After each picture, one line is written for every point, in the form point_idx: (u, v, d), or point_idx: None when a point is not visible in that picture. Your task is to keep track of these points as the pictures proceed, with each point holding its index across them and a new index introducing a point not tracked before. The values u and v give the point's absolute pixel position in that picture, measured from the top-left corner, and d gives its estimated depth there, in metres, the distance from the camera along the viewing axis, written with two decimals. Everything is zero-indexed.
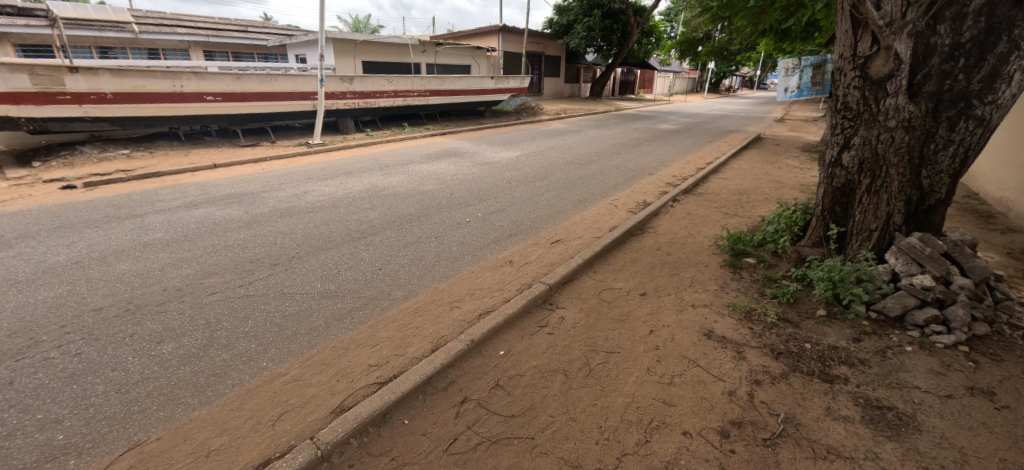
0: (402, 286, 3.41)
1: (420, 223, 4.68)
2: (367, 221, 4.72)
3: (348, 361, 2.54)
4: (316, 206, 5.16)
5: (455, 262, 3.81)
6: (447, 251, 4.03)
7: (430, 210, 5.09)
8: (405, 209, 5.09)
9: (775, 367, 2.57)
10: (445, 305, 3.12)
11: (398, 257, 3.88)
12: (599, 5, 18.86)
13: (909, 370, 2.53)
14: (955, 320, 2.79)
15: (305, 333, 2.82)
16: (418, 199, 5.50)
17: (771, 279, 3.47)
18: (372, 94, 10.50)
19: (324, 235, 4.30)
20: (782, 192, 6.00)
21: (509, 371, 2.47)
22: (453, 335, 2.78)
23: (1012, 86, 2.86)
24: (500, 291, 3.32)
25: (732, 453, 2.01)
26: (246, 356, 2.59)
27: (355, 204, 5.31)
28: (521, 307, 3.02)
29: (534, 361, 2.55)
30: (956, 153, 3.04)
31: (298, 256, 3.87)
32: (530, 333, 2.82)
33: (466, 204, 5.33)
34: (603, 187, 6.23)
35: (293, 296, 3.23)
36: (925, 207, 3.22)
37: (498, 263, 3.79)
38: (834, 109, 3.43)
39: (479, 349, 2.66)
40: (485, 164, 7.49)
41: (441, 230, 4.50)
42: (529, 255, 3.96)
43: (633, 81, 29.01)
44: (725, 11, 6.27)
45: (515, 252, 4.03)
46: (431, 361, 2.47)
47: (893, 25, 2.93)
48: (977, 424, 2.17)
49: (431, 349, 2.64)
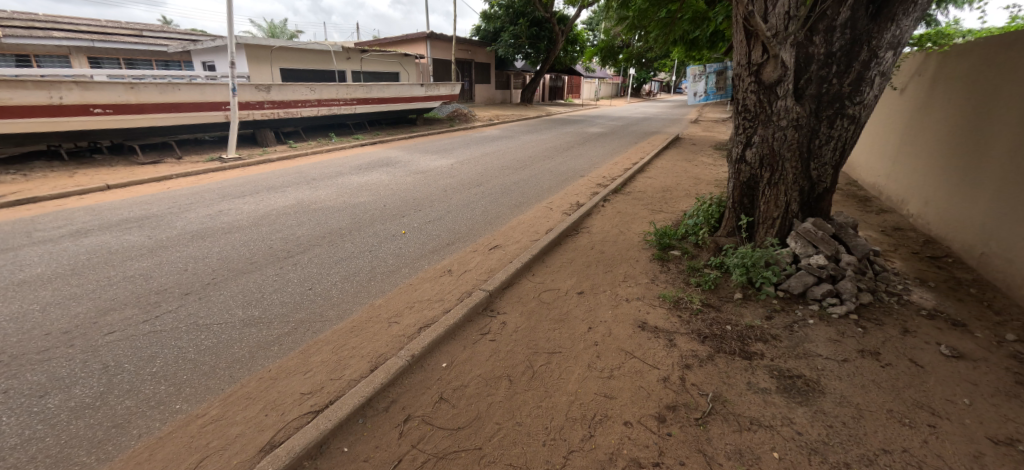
0: (335, 305, 3.31)
1: (352, 237, 4.55)
2: (294, 238, 4.53)
3: (277, 392, 2.44)
4: (233, 226, 4.86)
5: (391, 276, 3.76)
6: (383, 264, 3.97)
7: (363, 223, 4.96)
8: (336, 224, 4.93)
9: (702, 350, 2.80)
10: (384, 322, 3.07)
11: (330, 275, 3.76)
12: (524, 13, 19.26)
13: (812, 340, 2.87)
14: (846, 292, 3.18)
15: (225, 367, 2.66)
16: (350, 213, 5.34)
17: (694, 269, 3.77)
18: (292, 103, 9.97)
19: (244, 257, 4.07)
20: (700, 187, 6.50)
21: (452, 383, 2.49)
22: (393, 352, 2.76)
23: (874, 89, 3.33)
24: (440, 302, 3.32)
25: (669, 436, 2.17)
26: (154, 401, 2.41)
27: (279, 221, 5.05)
28: (461, 317, 3.04)
29: (476, 370, 2.59)
30: (836, 147, 3.48)
31: (215, 282, 3.64)
32: (473, 342, 2.86)
33: (401, 214, 5.26)
34: (537, 191, 6.39)
35: (210, 328, 3.02)
36: (815, 195, 3.65)
37: (437, 274, 3.79)
38: (735, 111, 3.79)
39: (421, 363, 2.66)
40: (419, 173, 7.40)
41: (375, 243, 4.42)
42: (467, 263, 3.99)
43: (561, 86, 29.99)
44: (641, 22, 6.65)
45: (454, 261, 4.05)
46: (371, 380, 2.44)
47: (778, 36, 3.27)
48: (868, 382, 2.52)
49: (371, 368, 2.61)
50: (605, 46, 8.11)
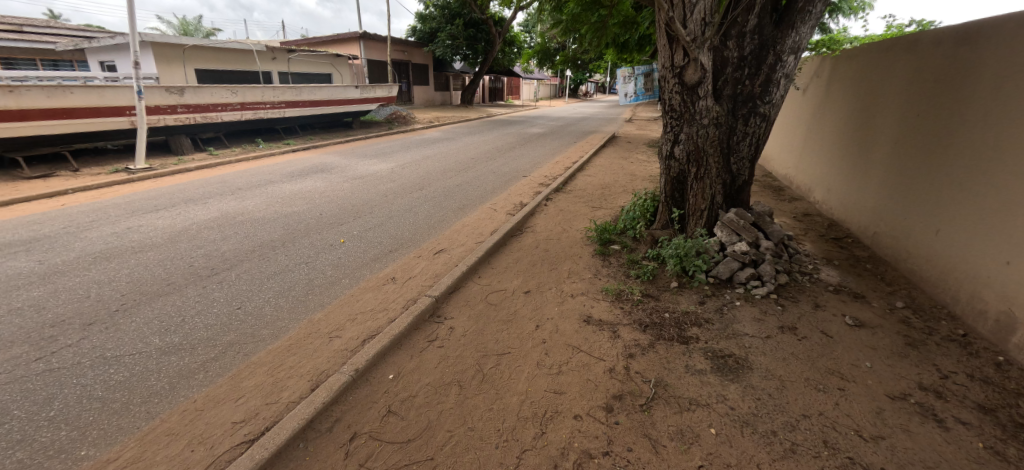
0: (269, 324, 3.15)
1: (285, 249, 4.34)
2: (218, 254, 4.25)
3: (205, 424, 2.29)
4: (145, 245, 4.48)
5: (330, 288, 3.63)
6: (321, 276, 3.83)
7: (297, 234, 4.75)
8: (267, 236, 4.69)
9: (644, 338, 2.95)
10: (325, 337, 2.97)
11: (261, 292, 3.57)
12: (461, 14, 19.28)
13: (739, 321, 3.11)
14: (766, 275, 3.48)
15: (139, 402, 2.45)
16: (283, 223, 5.09)
17: (633, 262, 3.95)
18: (211, 106, 9.28)
19: (160, 279, 3.77)
20: (637, 183, 6.80)
21: (400, 395, 2.46)
22: (334, 368, 2.67)
23: (780, 90, 3.68)
24: (384, 311, 3.25)
25: (617, 424, 2.27)
26: (55, 448, 2.17)
27: (200, 236, 4.72)
28: (407, 325, 3.00)
29: (425, 378, 2.57)
30: (751, 143, 3.80)
31: (125, 308, 3.34)
32: (420, 350, 2.83)
33: (339, 222, 5.09)
34: (481, 193, 6.41)
35: (119, 361, 2.77)
36: (736, 187, 3.95)
37: (380, 282, 3.71)
38: (662, 111, 4.01)
39: (366, 377, 2.60)
40: (356, 179, 7.19)
41: (312, 254, 4.25)
42: (411, 269, 3.94)
43: (500, 88, 30.21)
44: (574, 25, 6.89)
45: (397, 268, 3.98)
46: (312, 401, 2.36)
47: (697, 41, 3.50)
48: (788, 355, 2.77)
49: (311, 387, 2.52)
50: (541, 48, 8.43)
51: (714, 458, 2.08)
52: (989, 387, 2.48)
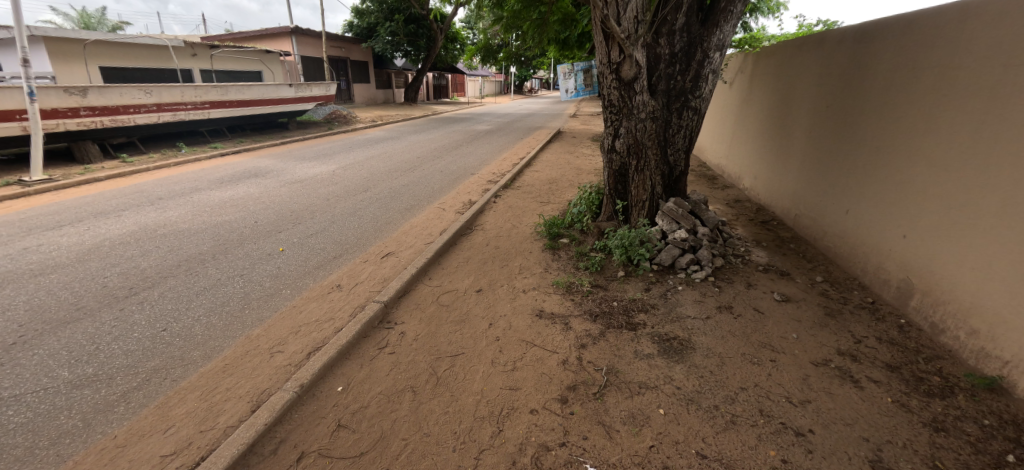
0: (199, 346, 2.95)
1: (217, 261, 4.10)
2: (136, 271, 3.93)
3: (130, 460, 2.12)
4: (48, 265, 4.05)
5: (269, 301, 3.46)
6: (258, 289, 3.64)
7: (230, 244, 4.48)
8: (196, 249, 4.39)
9: (594, 328, 3.05)
10: (265, 354, 2.83)
11: (190, 311, 3.33)
12: (400, 9, 18.82)
13: (682, 304, 3.28)
14: (704, 259, 3.68)
15: (47, 445, 2.22)
16: (213, 233, 4.77)
17: (582, 254, 4.06)
18: (120, 109, 8.45)
19: (68, 303, 3.42)
20: (582, 177, 6.97)
21: (351, 407, 2.40)
22: (277, 385, 2.56)
23: (709, 84, 3.92)
24: (330, 321, 3.15)
25: (572, 414, 2.34)
26: None
27: (116, 252, 4.33)
28: (356, 333, 2.93)
29: (377, 387, 2.52)
30: (685, 135, 4.02)
31: (24, 340, 2.99)
32: (371, 358, 2.77)
33: (277, 230, 4.85)
34: (428, 192, 6.32)
35: (20, 399, 2.49)
36: (674, 178, 4.15)
37: (325, 291, 3.59)
38: (602, 106, 4.11)
39: (313, 392, 2.51)
40: (295, 182, 6.88)
41: (247, 265, 4.03)
42: (359, 275, 3.84)
43: (445, 85, 29.86)
44: (515, 21, 6.92)
45: (343, 274, 3.86)
46: (253, 422, 2.25)
47: (631, 38, 3.64)
48: (727, 333, 2.96)
49: (251, 408, 2.41)
50: (484, 45, 8.45)
51: (663, 437, 2.19)
52: (895, 347, 2.78)
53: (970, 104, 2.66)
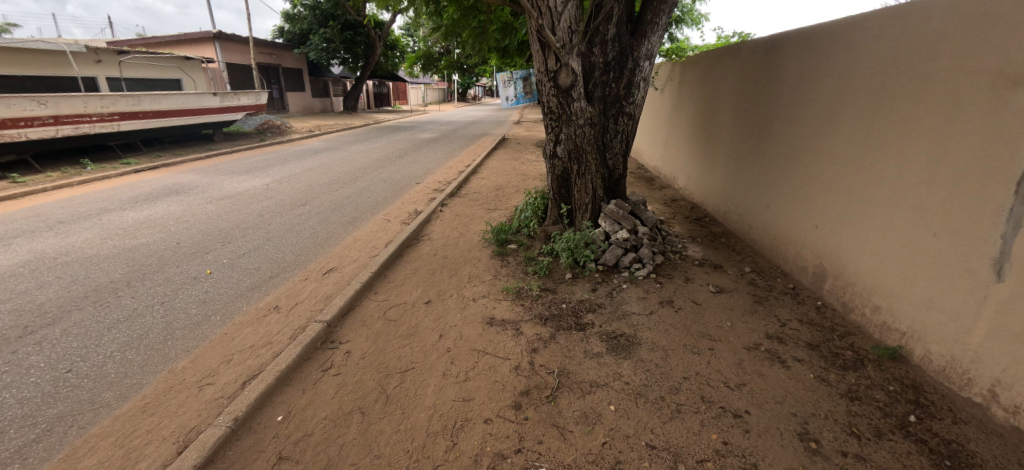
0: (114, 384, 2.68)
1: (133, 289, 3.74)
2: (35, 306, 3.48)
3: None
4: None
5: (195, 330, 3.21)
6: (184, 316, 3.38)
7: (150, 269, 4.13)
8: (109, 275, 4.00)
9: (545, 331, 3.10)
10: (193, 388, 2.62)
11: (102, 345, 3.03)
12: (335, 16, 18.25)
13: (627, 301, 3.41)
14: (645, 257, 3.85)
15: None
16: (126, 258, 4.36)
17: (530, 258, 4.12)
18: (9, 124, 7.41)
19: None
20: (528, 183, 7.07)
21: (293, 436, 2.29)
22: (209, 420, 2.39)
23: (641, 91, 4.15)
24: (267, 346, 2.99)
25: (526, 420, 2.37)
26: None
27: (8, 284, 3.84)
28: (297, 357, 2.80)
29: (322, 412, 2.42)
30: (622, 140, 4.22)
31: None
32: (314, 381, 2.66)
33: (204, 251, 4.54)
34: (372, 204, 6.16)
35: None
36: (614, 180, 4.32)
37: (262, 313, 3.40)
38: (542, 113, 4.19)
39: (251, 424, 2.37)
40: (223, 199, 6.46)
41: (170, 291, 3.73)
42: (298, 294, 3.67)
43: (386, 93, 29.28)
44: (455, 29, 6.94)
45: (281, 295, 3.68)
46: (178, 466, 2.07)
47: (567, 47, 3.74)
48: (669, 326, 3.10)
49: (177, 450, 2.20)
50: (425, 54, 8.39)
51: (615, 432, 2.27)
52: (814, 327, 3.04)
53: (862, 106, 2.97)
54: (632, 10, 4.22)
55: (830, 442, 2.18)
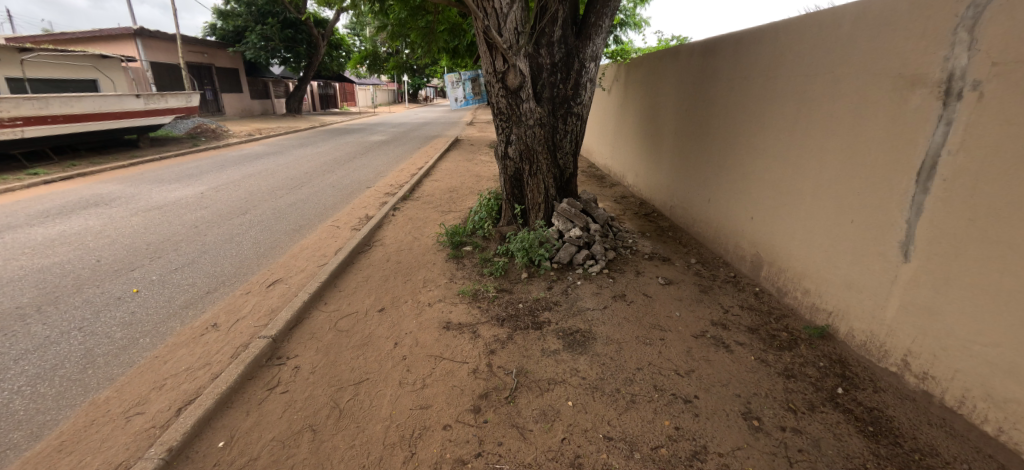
0: (27, 421, 2.44)
1: (47, 314, 3.42)
2: None
3: None
4: None
5: (118, 356, 2.97)
6: (108, 341, 3.13)
7: (67, 290, 3.79)
8: (18, 299, 3.64)
9: (502, 332, 3.12)
10: (118, 421, 2.42)
11: (9, 379, 2.75)
12: (274, 13, 17.45)
13: (582, 298, 3.49)
14: (598, 253, 3.95)
15: None
16: (35, 280, 3.97)
17: (486, 260, 4.12)
18: None
19: None
20: (482, 184, 7.06)
21: (238, 461, 2.18)
22: (142, 452, 2.23)
23: (588, 92, 4.26)
24: (205, 368, 2.82)
25: (485, 423, 2.37)
26: None
27: None
28: (239, 377, 2.66)
29: (269, 433, 2.32)
30: (572, 140, 4.31)
31: None
32: (259, 401, 2.54)
33: (130, 268, 4.22)
34: (319, 210, 5.95)
35: None
36: (566, 179, 4.41)
37: (199, 332, 3.21)
38: (492, 114, 4.20)
39: (190, 452, 2.23)
40: (151, 210, 6.03)
41: (90, 313, 3.44)
42: (239, 310, 3.48)
43: (332, 94, 28.34)
44: (402, 30, 6.86)
45: (220, 311, 3.48)
46: None
47: (514, 49, 3.77)
48: (623, 319, 3.20)
49: None
50: (370, 53, 8.22)
51: (573, 428, 2.31)
52: (754, 312, 3.23)
53: (788, 105, 3.18)
54: (577, 12, 4.32)
55: (770, 418, 2.32)
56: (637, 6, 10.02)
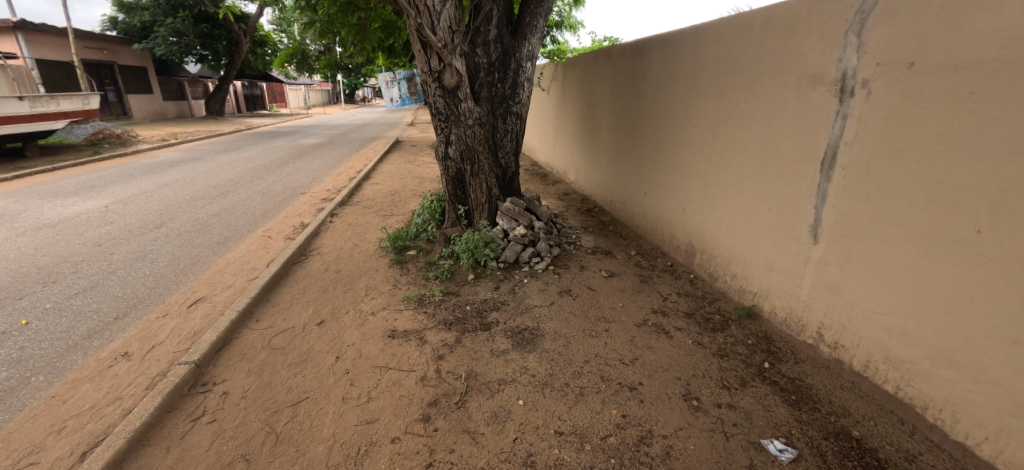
0: None
1: None
2: None
3: None
4: None
5: (4, 400, 2.62)
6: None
7: None
8: None
9: (450, 337, 3.07)
10: None
11: None
12: (186, 7, 16.23)
13: (529, 295, 3.52)
14: (543, 251, 4.00)
15: None
16: None
17: (431, 263, 4.05)
18: None
19: None
20: (424, 186, 6.94)
21: None
22: None
23: (526, 91, 4.29)
24: (115, 404, 2.56)
25: (436, 431, 2.33)
26: None
27: None
28: (157, 411, 2.44)
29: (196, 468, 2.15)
30: (512, 139, 4.33)
31: None
32: (183, 435, 2.34)
33: (18, 296, 3.75)
34: (248, 220, 5.60)
35: None
36: (508, 179, 4.42)
37: (107, 364, 2.91)
38: (430, 114, 4.12)
39: None
40: (44, 228, 5.39)
41: None
42: (154, 336, 3.19)
43: (259, 95, 26.72)
44: (331, 27, 6.64)
45: (132, 339, 3.17)
46: None
47: (449, 48, 3.71)
48: (570, 314, 3.26)
49: None
50: (297, 51, 7.87)
51: (525, 427, 2.32)
52: (691, 298, 3.40)
53: (710, 103, 3.37)
54: (512, 12, 4.33)
55: (708, 398, 2.45)
56: (572, 7, 10.25)
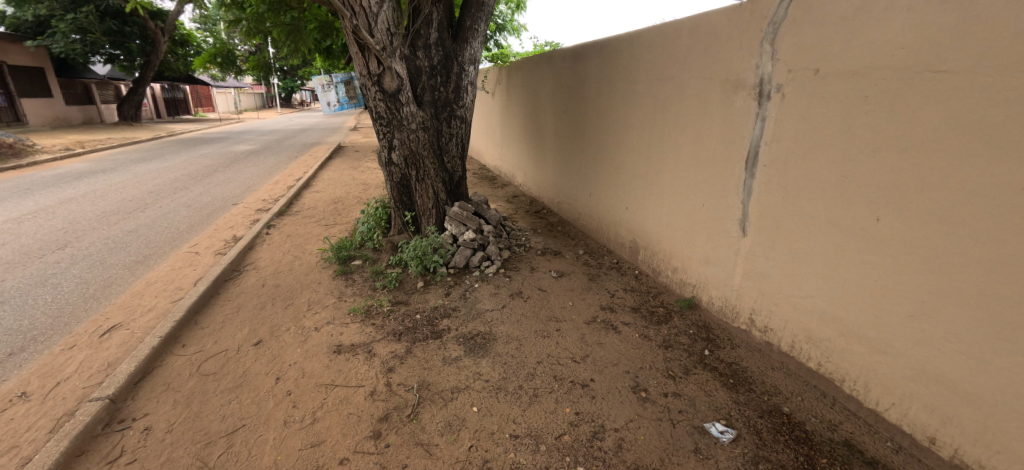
0: None
1: None
2: None
3: None
4: None
5: None
6: None
7: None
8: None
9: (400, 347, 3.00)
10: None
11: None
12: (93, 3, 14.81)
13: (480, 300, 3.50)
14: (492, 254, 4.00)
15: None
16: None
17: (378, 273, 3.93)
18: None
19: None
20: (369, 192, 6.74)
21: None
22: None
23: (469, 95, 4.28)
24: (12, 453, 2.28)
25: (388, 447, 2.26)
26: None
27: None
28: (64, 457, 2.20)
29: None
30: (457, 143, 4.30)
31: None
32: None
33: None
34: (173, 235, 5.19)
35: None
36: (455, 183, 4.38)
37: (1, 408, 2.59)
38: (371, 119, 4.00)
39: None
40: None
41: None
42: (60, 371, 2.88)
43: (183, 99, 24.90)
44: (260, 27, 6.30)
45: (32, 377, 2.84)
46: None
47: (388, 50, 3.62)
48: (521, 316, 3.28)
49: None
50: (222, 52, 7.40)
51: (479, 434, 2.31)
52: (636, 293, 3.52)
53: (647, 105, 3.50)
54: (452, 15, 4.31)
55: (655, 388, 2.55)
56: (514, 10, 10.32)
